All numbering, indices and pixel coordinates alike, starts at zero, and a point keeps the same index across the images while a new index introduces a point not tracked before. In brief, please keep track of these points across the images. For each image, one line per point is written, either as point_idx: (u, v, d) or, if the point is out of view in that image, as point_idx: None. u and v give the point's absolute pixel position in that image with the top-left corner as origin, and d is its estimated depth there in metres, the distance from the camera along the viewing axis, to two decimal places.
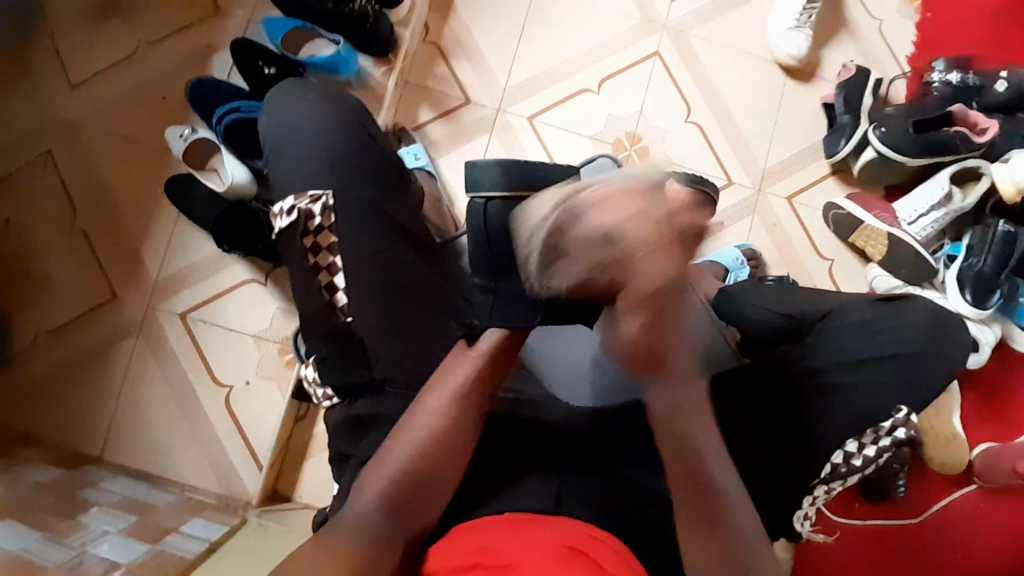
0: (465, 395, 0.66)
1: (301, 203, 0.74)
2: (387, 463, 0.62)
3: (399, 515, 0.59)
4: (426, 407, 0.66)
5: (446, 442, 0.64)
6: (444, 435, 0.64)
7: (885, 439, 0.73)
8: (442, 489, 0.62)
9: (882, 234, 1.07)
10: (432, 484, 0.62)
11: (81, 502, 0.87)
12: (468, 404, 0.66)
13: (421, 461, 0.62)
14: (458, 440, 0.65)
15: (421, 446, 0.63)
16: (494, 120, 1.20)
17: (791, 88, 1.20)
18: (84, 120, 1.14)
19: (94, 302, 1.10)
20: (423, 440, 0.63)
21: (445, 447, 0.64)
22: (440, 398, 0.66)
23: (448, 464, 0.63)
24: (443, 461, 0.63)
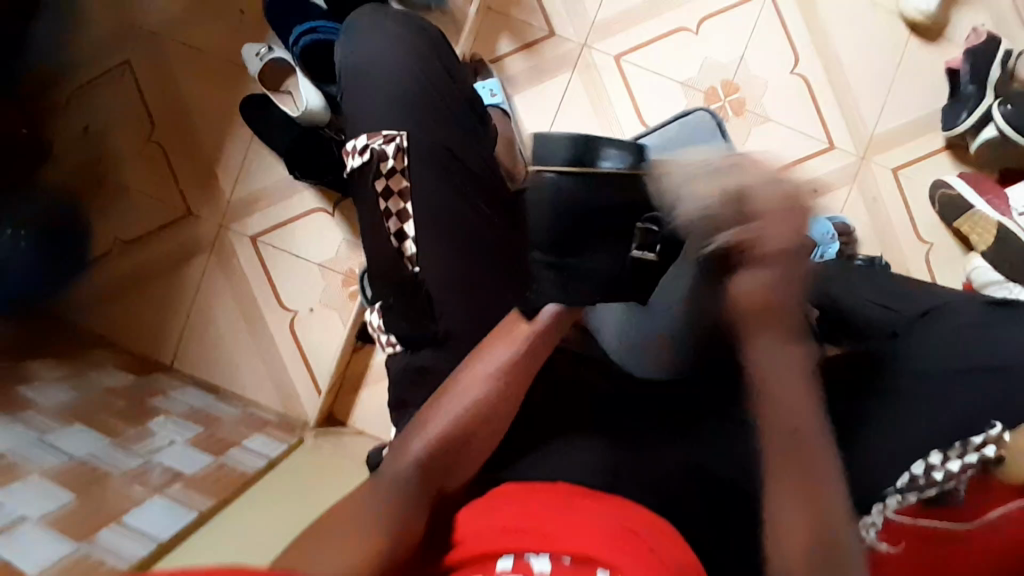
0: (511, 369, 0.64)
1: (374, 143, 0.71)
2: (428, 426, 0.60)
3: (434, 477, 0.58)
4: (475, 370, 0.63)
5: (493, 411, 0.62)
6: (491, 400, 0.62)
7: (971, 456, 0.63)
8: (477, 454, 0.60)
9: (993, 223, 0.98)
10: (469, 450, 0.60)
11: (150, 410, 0.92)
12: (518, 375, 0.64)
13: (465, 424, 0.60)
14: (503, 409, 0.62)
15: (467, 409, 0.61)
16: (579, 56, 1.12)
17: (914, 46, 1.07)
18: (163, 29, 1.13)
19: (169, 216, 1.12)
20: (464, 409, 0.61)
21: (491, 415, 0.62)
22: (490, 364, 0.64)
23: (488, 430, 0.61)
24: (487, 430, 0.61)
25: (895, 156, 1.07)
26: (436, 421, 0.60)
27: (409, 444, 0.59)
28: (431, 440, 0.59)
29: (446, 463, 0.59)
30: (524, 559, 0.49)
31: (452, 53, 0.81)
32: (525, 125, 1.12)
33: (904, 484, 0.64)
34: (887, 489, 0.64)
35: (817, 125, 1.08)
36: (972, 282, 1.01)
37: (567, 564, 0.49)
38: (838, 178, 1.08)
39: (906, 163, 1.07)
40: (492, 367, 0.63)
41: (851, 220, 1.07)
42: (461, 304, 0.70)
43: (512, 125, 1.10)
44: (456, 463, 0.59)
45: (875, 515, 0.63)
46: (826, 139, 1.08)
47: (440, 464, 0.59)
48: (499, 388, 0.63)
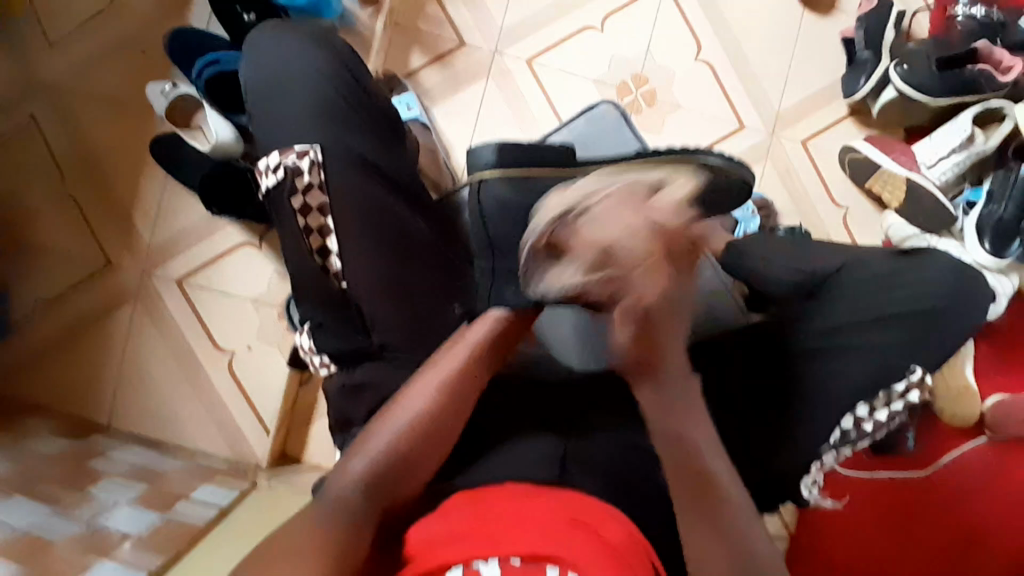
0: (458, 382, 0.62)
1: (287, 160, 0.70)
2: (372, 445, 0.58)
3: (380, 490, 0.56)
4: (421, 383, 0.61)
5: (443, 425, 0.60)
6: (438, 417, 0.60)
7: (897, 403, 0.68)
8: (424, 467, 0.58)
9: (901, 180, 1.02)
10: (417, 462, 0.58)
11: (89, 473, 0.87)
12: (463, 385, 0.62)
13: (412, 434, 0.58)
14: (450, 425, 0.60)
15: (416, 422, 0.59)
16: (491, 63, 1.13)
17: (808, 22, 1.12)
18: (60, 78, 1.09)
19: (87, 269, 1.08)
20: (410, 425, 0.59)
21: (438, 430, 0.59)
22: (437, 372, 0.62)
23: (437, 441, 0.59)
24: (437, 441, 0.59)
25: (803, 128, 1.12)
26: (385, 433, 0.59)
27: (353, 459, 0.57)
28: (377, 454, 0.57)
29: (394, 476, 0.57)
30: (471, 567, 0.48)
31: (361, 63, 0.80)
32: (447, 137, 1.12)
33: (838, 440, 0.68)
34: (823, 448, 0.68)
35: (727, 107, 1.12)
36: (892, 239, 1.06)
37: (516, 565, 0.48)
38: (753, 155, 1.12)
39: (814, 134, 1.11)
40: (439, 376, 0.62)
41: (769, 194, 1.11)
42: (391, 317, 0.69)
43: (434, 138, 1.10)
44: (405, 475, 0.57)
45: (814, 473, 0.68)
46: (737, 119, 1.12)
47: (387, 475, 0.57)
48: (445, 404, 0.60)
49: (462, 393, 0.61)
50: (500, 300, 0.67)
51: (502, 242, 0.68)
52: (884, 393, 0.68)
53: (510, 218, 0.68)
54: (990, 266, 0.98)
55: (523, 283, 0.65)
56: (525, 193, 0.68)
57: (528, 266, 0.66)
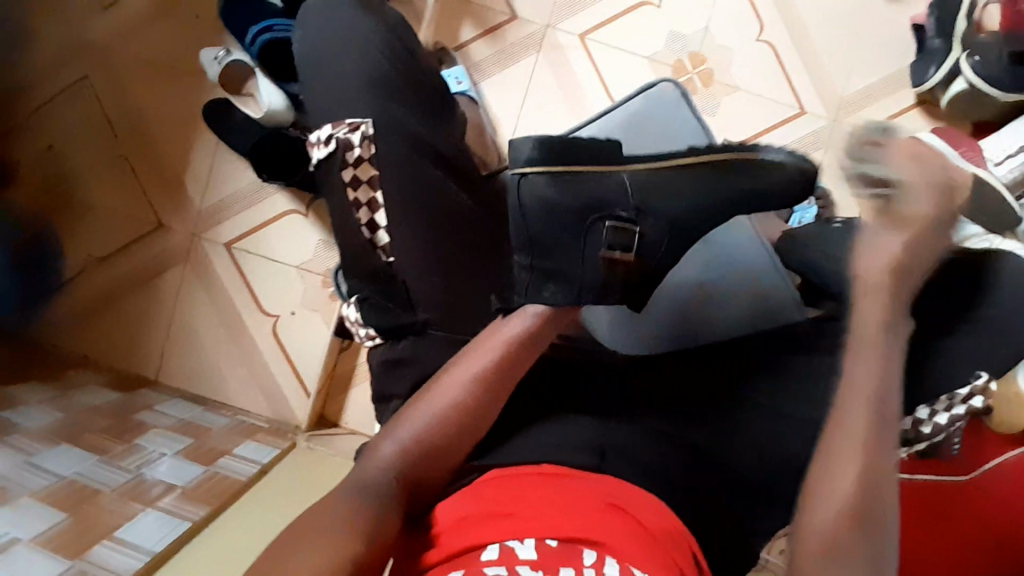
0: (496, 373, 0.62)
1: (339, 132, 0.70)
2: (407, 426, 0.59)
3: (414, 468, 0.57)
4: (455, 374, 0.62)
5: (478, 415, 0.60)
6: (474, 407, 0.60)
7: (959, 406, 0.71)
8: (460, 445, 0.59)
9: (968, 175, 0.97)
10: (450, 446, 0.59)
11: (139, 425, 0.91)
12: (497, 379, 0.62)
13: (441, 423, 0.59)
14: (484, 413, 0.61)
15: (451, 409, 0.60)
16: (542, 38, 1.10)
17: (878, 4, 1.06)
18: (120, 41, 1.11)
19: (141, 230, 1.11)
20: (444, 412, 0.59)
21: (473, 418, 0.60)
22: (472, 364, 0.62)
23: (467, 430, 0.60)
24: (471, 427, 0.60)
25: (864, 117, 1.07)
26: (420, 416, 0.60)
27: (386, 440, 0.59)
28: (408, 439, 0.58)
29: (424, 462, 0.58)
30: (507, 547, 0.49)
31: (413, 35, 0.79)
32: (495, 111, 1.11)
33: (895, 442, 0.72)
34: (877, 447, 0.74)
35: (784, 91, 1.08)
36: None
37: (552, 547, 0.48)
38: (809, 143, 1.08)
39: (877, 122, 1.06)
40: (472, 368, 0.61)
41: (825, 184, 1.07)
42: (436, 291, 0.69)
43: (482, 113, 1.09)
44: (435, 461, 0.58)
45: None
46: (795, 104, 1.08)
47: (416, 458, 0.58)
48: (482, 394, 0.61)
49: (494, 387, 0.61)
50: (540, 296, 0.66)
51: (548, 243, 0.67)
52: (945, 399, 0.71)
53: (555, 223, 0.67)
54: None
55: (577, 287, 0.67)
56: (571, 193, 0.67)
57: (584, 270, 0.67)
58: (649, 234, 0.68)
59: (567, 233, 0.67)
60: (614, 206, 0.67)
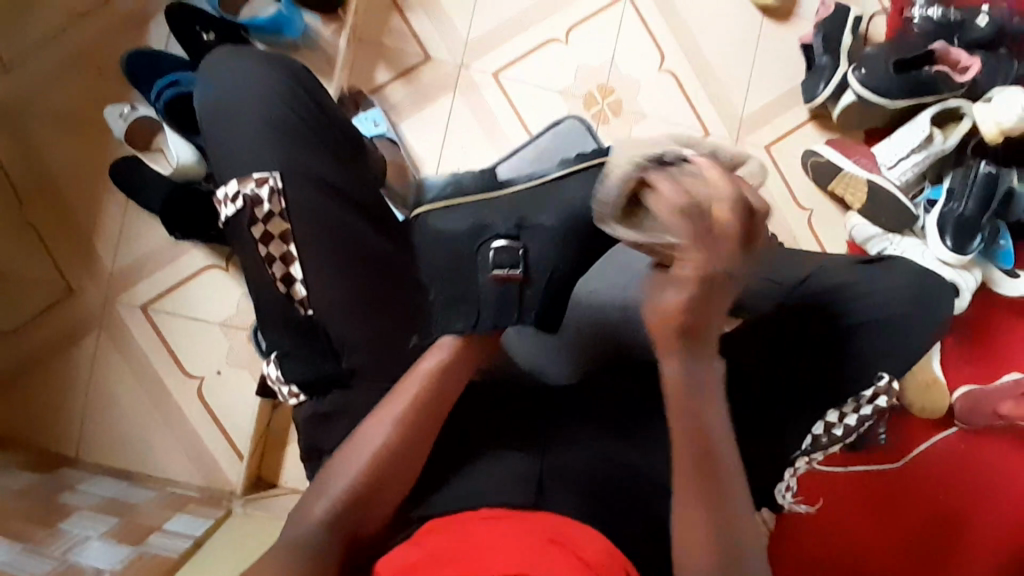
0: (416, 414, 0.60)
1: (245, 188, 0.67)
2: (333, 482, 0.57)
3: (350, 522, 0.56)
4: (378, 419, 0.60)
5: (401, 460, 0.59)
6: (396, 451, 0.59)
7: (866, 408, 0.69)
8: (393, 492, 0.58)
9: (862, 181, 1.05)
10: (382, 493, 0.58)
11: (58, 508, 0.85)
12: (422, 419, 0.61)
13: (370, 474, 0.57)
14: (410, 456, 0.59)
15: (373, 457, 0.58)
16: (457, 77, 1.12)
17: (769, 29, 1.14)
18: (15, 103, 1.06)
19: (48, 298, 1.05)
20: (368, 461, 0.58)
21: (398, 465, 0.59)
22: (394, 407, 0.61)
23: (399, 476, 0.58)
24: (398, 474, 0.58)
25: (766, 134, 1.13)
26: (344, 470, 0.58)
27: (317, 500, 0.56)
28: (336, 496, 0.56)
29: (358, 516, 0.56)
30: None
31: (320, 83, 0.79)
32: (415, 151, 1.11)
33: (808, 447, 0.69)
34: (794, 453, 0.69)
35: (692, 115, 1.13)
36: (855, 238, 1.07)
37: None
38: None
39: (778, 138, 1.13)
40: (392, 413, 0.60)
41: None
42: (362, 338, 0.68)
43: (402, 153, 1.09)
44: (371, 513, 0.57)
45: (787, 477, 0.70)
46: (702, 126, 1.13)
47: (350, 513, 0.56)
48: (405, 435, 0.59)
49: (419, 426, 0.60)
50: (450, 329, 0.66)
51: (446, 271, 0.70)
52: (852, 400, 0.69)
53: (450, 252, 0.70)
54: (955, 264, 1.00)
55: (475, 311, 0.67)
56: (466, 223, 0.71)
57: (481, 292, 0.68)
58: (533, 247, 0.69)
59: (468, 258, 0.69)
60: (493, 230, 0.69)
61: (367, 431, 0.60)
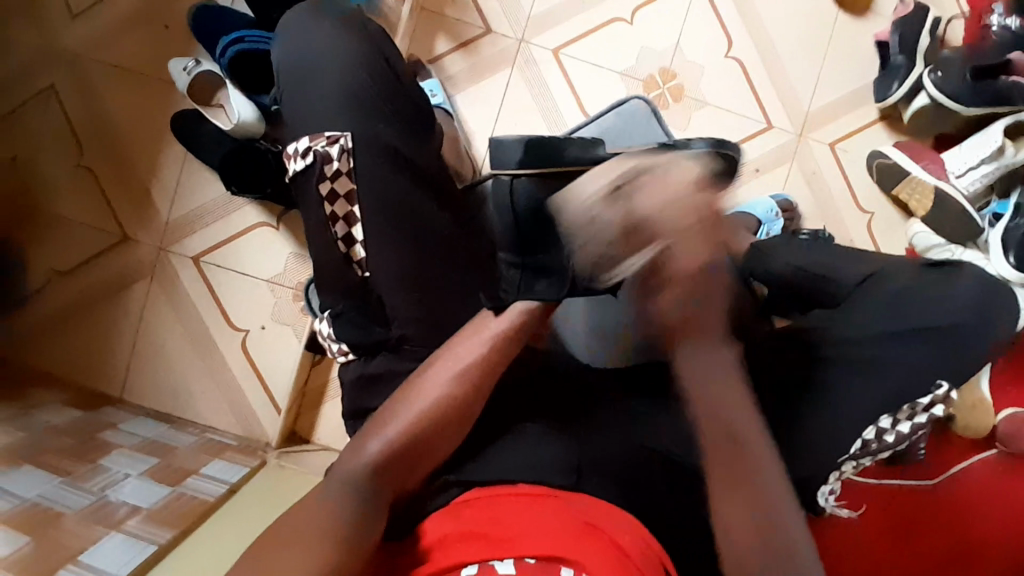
0: (476, 373, 0.61)
1: (318, 145, 0.70)
2: (388, 425, 0.58)
3: (398, 467, 0.57)
4: (438, 371, 0.60)
5: (454, 416, 0.59)
6: (453, 404, 0.59)
7: (921, 416, 0.67)
8: (441, 446, 0.59)
9: (929, 188, 1.01)
10: (431, 446, 0.58)
11: (102, 445, 0.88)
12: (480, 380, 0.61)
13: (425, 426, 0.58)
14: (465, 413, 0.60)
15: (429, 407, 0.59)
16: (517, 51, 1.11)
17: (842, 23, 1.10)
18: (84, 50, 1.09)
19: (105, 243, 1.08)
20: (422, 410, 0.59)
21: (450, 421, 0.59)
22: (456, 362, 0.61)
23: (450, 430, 0.59)
24: (449, 430, 0.59)
25: (831, 130, 1.10)
26: (401, 415, 0.59)
27: (370, 438, 0.58)
28: (391, 439, 0.57)
29: (408, 463, 0.58)
30: (487, 565, 0.49)
31: (392, 45, 0.78)
32: (468, 125, 1.11)
33: (858, 451, 0.66)
34: (843, 458, 0.66)
35: (754, 106, 1.11)
36: (915, 247, 1.04)
37: (530, 564, 0.49)
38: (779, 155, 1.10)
39: (841, 137, 1.10)
40: (454, 368, 0.60)
41: (794, 197, 1.10)
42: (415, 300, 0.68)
43: (456, 125, 1.09)
44: (419, 463, 0.58)
45: (834, 480, 0.68)
46: (764, 118, 1.10)
47: (399, 459, 0.57)
48: (462, 393, 0.60)
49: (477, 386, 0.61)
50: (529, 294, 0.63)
51: (534, 237, 0.64)
52: (907, 407, 0.67)
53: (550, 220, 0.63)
54: None
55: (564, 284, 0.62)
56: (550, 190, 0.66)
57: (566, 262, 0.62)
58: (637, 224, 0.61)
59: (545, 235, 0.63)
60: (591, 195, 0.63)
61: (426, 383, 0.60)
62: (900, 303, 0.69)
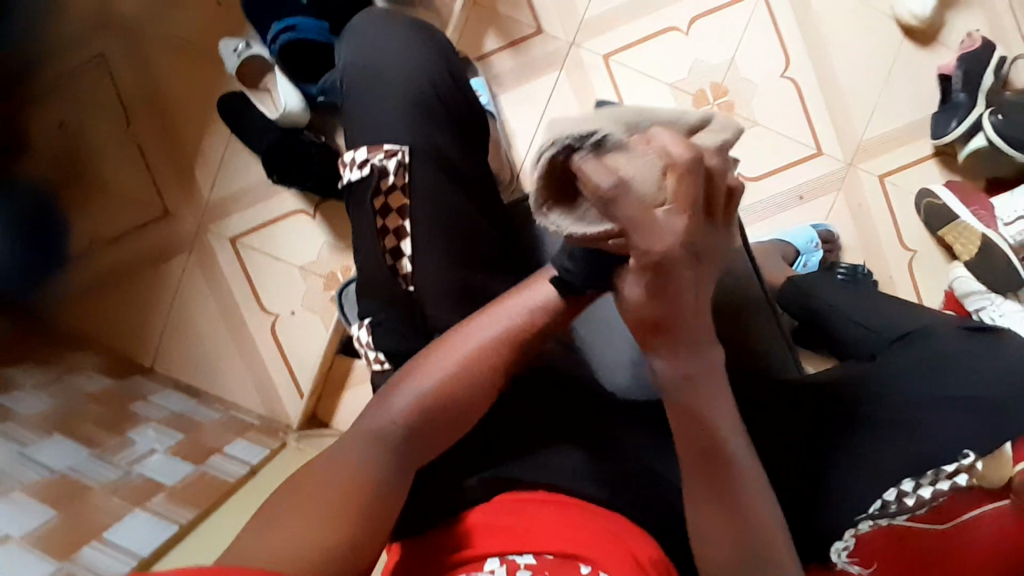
0: (512, 335, 0.61)
1: (375, 158, 0.69)
2: (422, 377, 0.59)
3: (425, 427, 0.58)
4: (472, 333, 0.61)
5: (486, 374, 0.60)
6: (488, 364, 0.60)
7: (945, 483, 0.57)
8: (471, 406, 0.59)
9: (976, 234, 0.98)
10: (463, 405, 0.59)
11: (131, 416, 0.91)
12: (515, 343, 0.61)
13: (454, 387, 0.59)
14: (497, 374, 0.60)
15: (460, 365, 0.59)
16: (566, 55, 1.09)
17: (907, 51, 1.05)
18: (138, 20, 1.09)
19: (146, 216, 1.10)
20: (456, 364, 0.59)
21: (482, 379, 0.60)
22: (486, 325, 0.61)
23: (482, 388, 0.60)
24: (481, 391, 0.60)
25: (882, 163, 1.07)
26: (433, 369, 0.59)
27: (401, 387, 0.59)
28: (424, 391, 0.58)
29: (432, 427, 0.58)
30: (506, 559, 0.53)
31: (457, 57, 0.78)
32: (510, 126, 1.10)
33: (876, 511, 0.59)
34: (858, 516, 0.60)
35: (807, 131, 1.07)
36: (954, 291, 1.01)
37: (548, 560, 0.52)
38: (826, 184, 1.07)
39: (893, 170, 1.06)
40: (491, 327, 0.61)
41: (837, 228, 1.07)
42: (454, 317, 0.68)
43: (498, 126, 1.08)
44: (445, 429, 0.58)
45: (847, 538, 0.60)
46: (815, 144, 1.07)
47: (423, 424, 0.58)
48: (496, 352, 0.60)
49: (506, 349, 0.61)
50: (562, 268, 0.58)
51: None
52: (931, 472, 0.58)
53: None
54: None
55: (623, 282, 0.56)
56: None
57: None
58: None
59: None
60: None
61: (464, 340, 0.61)
62: (936, 367, 0.64)
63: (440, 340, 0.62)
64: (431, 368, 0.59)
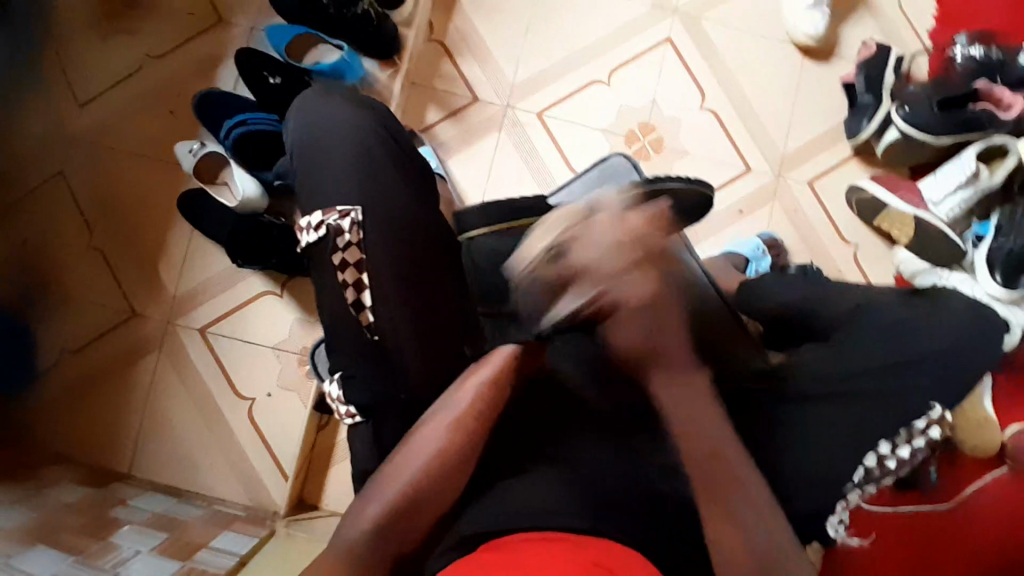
0: (469, 416, 0.62)
1: (330, 219, 0.72)
2: (389, 483, 0.58)
3: (396, 524, 0.56)
4: (428, 426, 0.61)
5: (452, 460, 0.60)
6: (453, 451, 0.60)
7: (919, 440, 0.66)
8: (440, 497, 0.58)
9: (908, 218, 1.04)
10: (433, 497, 0.58)
11: (111, 521, 0.88)
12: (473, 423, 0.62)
13: (425, 475, 0.58)
14: (466, 462, 0.60)
15: (423, 460, 0.59)
16: (504, 117, 1.18)
17: (809, 69, 1.17)
18: (94, 138, 1.15)
19: (113, 320, 1.11)
20: (423, 459, 0.59)
21: (451, 469, 0.59)
22: (445, 416, 0.62)
23: (451, 480, 0.59)
24: (448, 482, 0.59)
25: (809, 169, 1.15)
26: (398, 476, 0.58)
27: (368, 503, 0.57)
28: (391, 496, 0.57)
29: (413, 518, 0.57)
30: None
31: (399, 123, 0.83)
32: (461, 185, 1.16)
33: (862, 478, 0.65)
34: (846, 487, 0.65)
35: (732, 152, 1.16)
36: (903, 272, 1.08)
37: None
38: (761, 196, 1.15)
39: (820, 174, 1.14)
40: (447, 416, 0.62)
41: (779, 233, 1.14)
42: (418, 356, 0.71)
43: (449, 188, 1.14)
44: (416, 519, 0.57)
45: (840, 512, 0.65)
46: (743, 163, 1.16)
47: (404, 510, 0.57)
48: (460, 436, 0.61)
49: (476, 425, 0.62)
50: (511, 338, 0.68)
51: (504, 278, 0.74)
52: (904, 432, 0.66)
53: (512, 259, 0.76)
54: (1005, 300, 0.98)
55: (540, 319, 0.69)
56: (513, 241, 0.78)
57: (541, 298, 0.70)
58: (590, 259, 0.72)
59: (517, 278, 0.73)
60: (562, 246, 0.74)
61: (426, 428, 0.61)
62: (901, 334, 0.69)
63: (401, 441, 0.62)
64: (395, 469, 0.59)
